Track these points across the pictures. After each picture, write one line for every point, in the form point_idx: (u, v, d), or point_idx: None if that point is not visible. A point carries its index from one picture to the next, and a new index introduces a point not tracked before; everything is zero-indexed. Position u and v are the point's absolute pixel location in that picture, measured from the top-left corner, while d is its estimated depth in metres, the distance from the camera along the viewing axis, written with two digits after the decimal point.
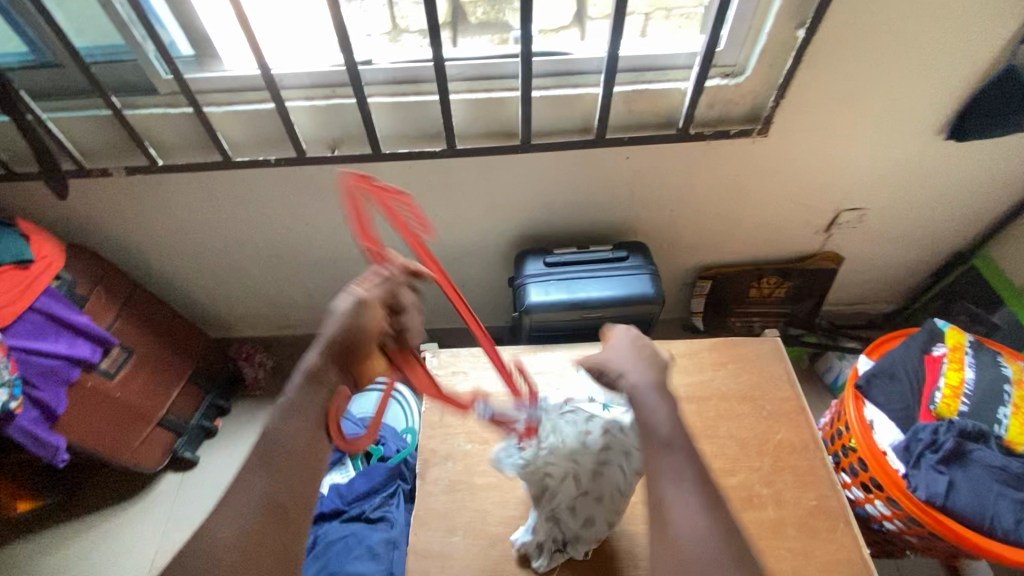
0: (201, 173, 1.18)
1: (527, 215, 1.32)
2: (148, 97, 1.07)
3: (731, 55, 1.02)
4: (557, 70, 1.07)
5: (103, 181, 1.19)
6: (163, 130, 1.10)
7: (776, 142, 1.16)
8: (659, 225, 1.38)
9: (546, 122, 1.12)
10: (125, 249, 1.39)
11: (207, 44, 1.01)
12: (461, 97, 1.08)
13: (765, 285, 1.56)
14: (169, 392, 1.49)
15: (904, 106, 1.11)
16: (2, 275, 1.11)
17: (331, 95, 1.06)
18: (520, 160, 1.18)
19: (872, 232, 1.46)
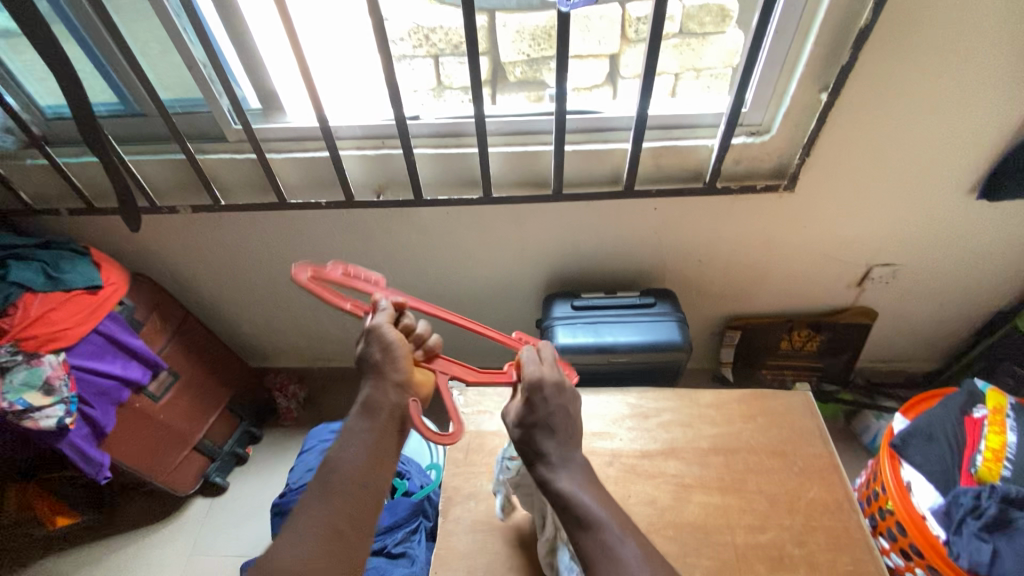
0: (258, 213, 1.29)
1: (557, 260, 1.37)
2: (218, 144, 1.19)
3: (756, 116, 1.07)
4: (589, 127, 1.14)
5: (171, 217, 1.31)
6: (229, 174, 1.22)
7: (803, 197, 1.19)
8: (688, 275, 1.41)
9: (577, 173, 1.19)
10: (182, 279, 1.50)
11: (274, 99, 1.13)
12: (498, 150, 1.16)
13: (796, 338, 1.54)
14: (207, 417, 1.55)
15: (932, 166, 1.13)
16: (73, 298, 1.21)
17: (380, 146, 1.16)
18: (552, 209, 1.24)
19: (907, 289, 1.45)
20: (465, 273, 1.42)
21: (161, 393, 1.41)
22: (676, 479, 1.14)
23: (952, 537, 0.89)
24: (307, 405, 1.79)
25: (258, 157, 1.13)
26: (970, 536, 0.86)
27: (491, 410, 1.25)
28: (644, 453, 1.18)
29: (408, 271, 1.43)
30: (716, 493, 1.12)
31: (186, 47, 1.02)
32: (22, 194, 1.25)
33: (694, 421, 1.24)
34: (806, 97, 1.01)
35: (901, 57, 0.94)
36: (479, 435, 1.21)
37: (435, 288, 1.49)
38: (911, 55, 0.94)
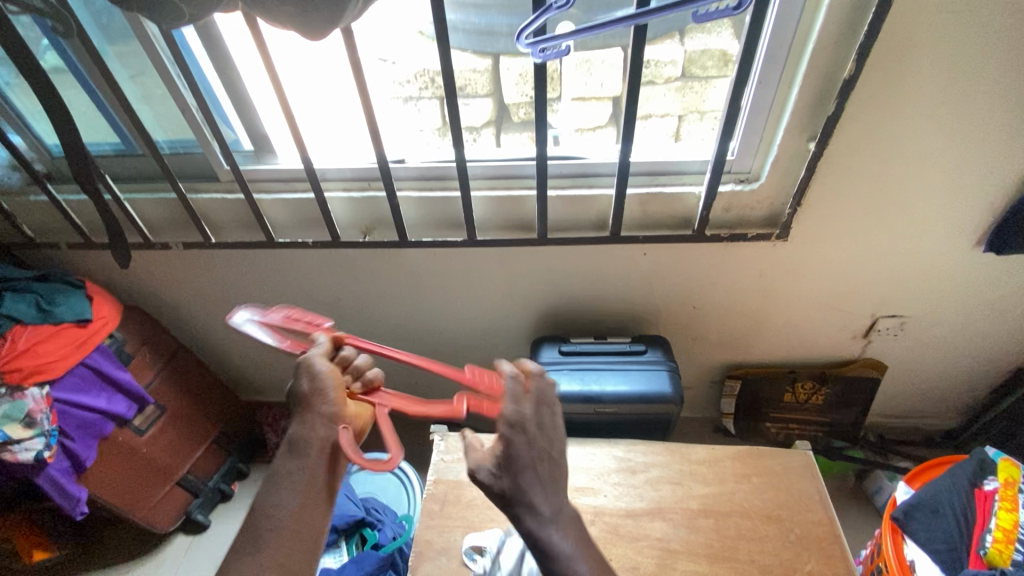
0: (248, 251, 1.30)
1: (545, 302, 1.35)
2: (210, 184, 1.21)
3: (744, 163, 1.04)
4: (574, 172, 1.13)
5: (164, 253, 1.33)
6: (220, 212, 1.24)
7: (798, 246, 1.15)
8: (682, 321, 1.36)
9: (563, 218, 1.17)
10: (175, 313, 1.51)
11: (265, 141, 1.15)
12: (483, 194, 1.15)
13: (800, 390, 1.46)
14: (192, 452, 1.54)
15: (934, 217, 1.08)
16: (63, 332, 1.23)
17: (366, 188, 1.17)
18: (537, 253, 1.22)
19: (916, 342, 1.37)
20: (453, 313, 1.41)
21: (146, 427, 1.41)
22: (661, 543, 1.07)
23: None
24: None
25: (246, 197, 1.15)
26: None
27: None
28: (629, 512, 1.12)
29: (396, 310, 1.42)
30: (703, 560, 1.04)
31: (179, 93, 1.05)
32: (25, 229, 1.30)
33: (684, 478, 1.17)
34: (794, 145, 0.98)
35: (892, 109, 0.91)
36: (457, 485, 1.16)
37: (424, 328, 1.47)
38: (901, 107, 0.91)
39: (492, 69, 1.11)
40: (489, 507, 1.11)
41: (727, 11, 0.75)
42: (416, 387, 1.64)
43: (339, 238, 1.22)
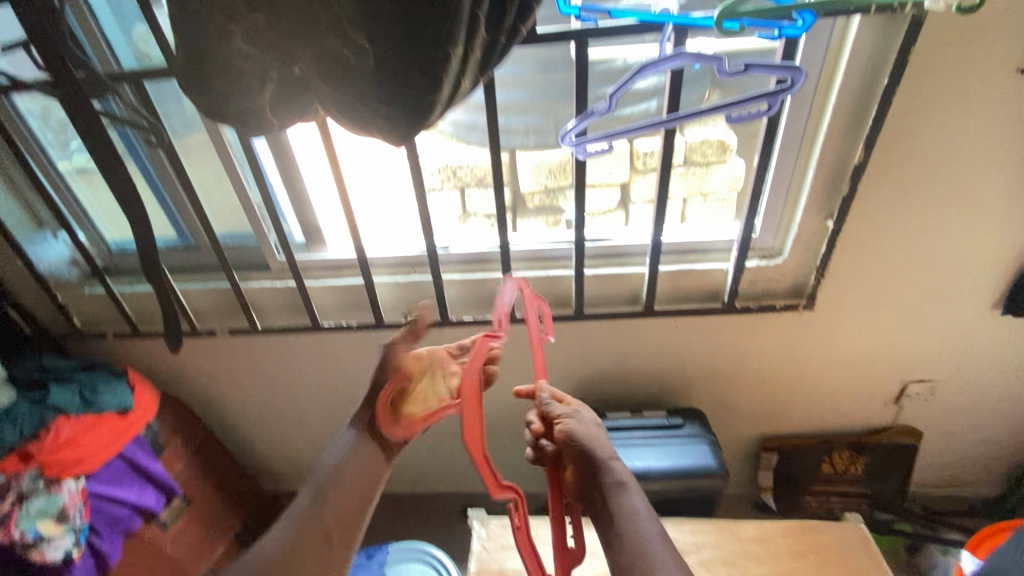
0: (290, 336, 1.34)
1: (581, 379, 1.36)
2: (262, 273, 1.29)
3: (767, 240, 1.13)
4: (607, 253, 1.20)
5: (207, 340, 1.37)
6: (268, 299, 1.30)
7: (824, 316, 1.20)
8: (715, 393, 1.38)
9: (598, 296, 1.24)
10: (208, 400, 1.52)
11: (317, 233, 1.23)
12: (522, 275, 1.22)
13: (839, 461, 1.45)
14: (215, 548, 1.45)
15: (949, 285, 1.15)
16: (104, 421, 1.23)
17: (411, 273, 1.24)
18: (573, 329, 1.27)
19: (948, 407, 1.39)
20: (487, 394, 1.41)
21: (172, 521, 1.35)
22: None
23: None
24: None
25: (298, 285, 1.21)
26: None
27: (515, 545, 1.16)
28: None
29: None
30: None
31: (245, 192, 1.15)
32: (74, 319, 1.34)
33: (739, 559, 1.13)
34: (812, 223, 1.07)
35: (906, 191, 0.99)
36: (502, 571, 1.13)
37: None
38: (915, 189, 0.99)
39: (511, 162, 1.17)
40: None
41: (760, 113, 0.84)
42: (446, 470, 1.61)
43: (382, 320, 1.27)
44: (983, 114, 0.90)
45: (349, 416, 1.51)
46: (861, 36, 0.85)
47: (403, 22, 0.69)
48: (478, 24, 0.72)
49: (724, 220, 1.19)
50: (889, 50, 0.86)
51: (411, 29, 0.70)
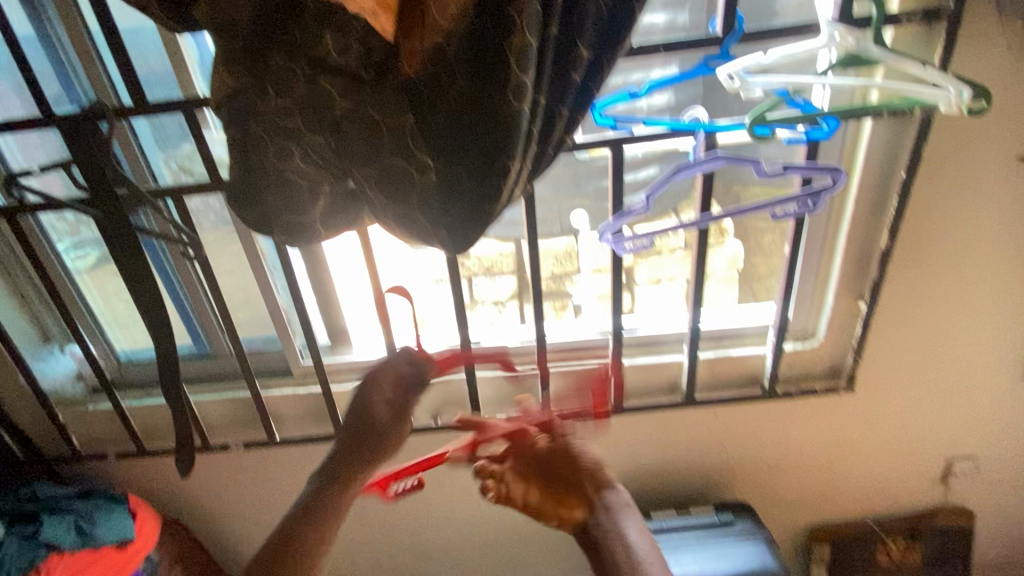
0: (311, 446, 1.25)
1: (620, 476, 1.29)
2: (283, 379, 1.24)
3: (800, 323, 1.14)
4: (641, 341, 1.19)
5: (220, 455, 1.27)
6: (289, 407, 1.23)
7: (864, 396, 1.19)
8: (759, 481, 1.31)
9: (635, 386, 1.21)
10: (212, 523, 1.38)
11: (345, 335, 1.21)
12: (558, 368, 1.20)
13: (895, 549, 1.36)
14: None
15: (982, 358, 1.15)
16: (99, 558, 1.10)
17: (442, 371, 1.20)
18: (611, 423, 1.22)
19: (998, 482, 1.34)
20: None
21: None
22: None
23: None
24: None
25: (324, 391, 1.16)
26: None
27: None
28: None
29: (458, 500, 1.32)
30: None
31: (275, 298, 1.14)
32: (74, 440, 1.24)
33: None
34: (845, 304, 1.09)
35: (930, 271, 1.03)
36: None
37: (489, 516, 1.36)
38: (938, 268, 1.03)
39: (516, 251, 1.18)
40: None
41: (801, 211, 0.87)
42: None
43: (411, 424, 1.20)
44: (994, 197, 0.96)
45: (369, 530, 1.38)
46: (876, 133, 0.91)
47: (460, 141, 0.73)
48: (532, 139, 0.76)
49: (724, 296, 1.19)
50: (901, 146, 0.92)
51: (468, 140, 0.74)
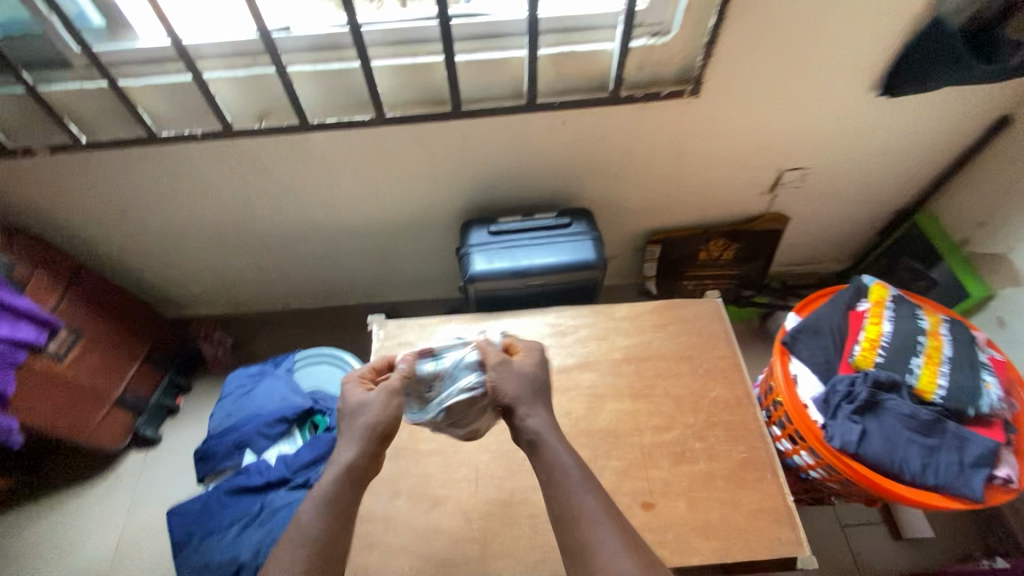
0: (126, 186, 1.08)
1: (428, 136, 1.04)
2: (60, 72, 0.87)
3: (655, 13, 0.88)
4: (397, 39, 0.88)
5: (69, 222, 1.16)
6: (89, 197, 1.10)
7: (706, 112, 1.04)
8: (611, 189, 1.22)
9: (474, 86, 0.96)
10: (111, 264, 1.29)
11: (114, 10, 0.81)
12: (220, 77, 0.88)
13: (713, 248, 1.37)
14: (125, 370, 1.28)
15: (838, 63, 0.97)
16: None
17: (114, 39, 0.85)
18: (452, 129, 1.02)
19: (819, 194, 1.29)
20: (361, 233, 1.27)
21: (66, 352, 1.14)
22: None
23: (828, 421, 0.85)
24: (238, 351, 1.50)
25: (106, 84, 0.84)
26: (843, 420, 0.83)
27: (416, 343, 1.09)
28: (584, 401, 1.02)
29: (299, 239, 1.29)
30: (679, 503, 0.91)
31: None
32: None
33: (610, 334, 1.10)
34: (660, 165, 1.16)
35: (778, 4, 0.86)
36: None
37: (319, 246, 1.32)
38: None
39: None
40: (440, 485, 0.94)
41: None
42: (344, 291, 1.49)
43: (157, 136, 0.94)
44: (829, 17, 0.89)
45: (218, 255, 1.32)
46: (690, 4, 0.85)
47: None
48: None
49: None
50: None
51: None
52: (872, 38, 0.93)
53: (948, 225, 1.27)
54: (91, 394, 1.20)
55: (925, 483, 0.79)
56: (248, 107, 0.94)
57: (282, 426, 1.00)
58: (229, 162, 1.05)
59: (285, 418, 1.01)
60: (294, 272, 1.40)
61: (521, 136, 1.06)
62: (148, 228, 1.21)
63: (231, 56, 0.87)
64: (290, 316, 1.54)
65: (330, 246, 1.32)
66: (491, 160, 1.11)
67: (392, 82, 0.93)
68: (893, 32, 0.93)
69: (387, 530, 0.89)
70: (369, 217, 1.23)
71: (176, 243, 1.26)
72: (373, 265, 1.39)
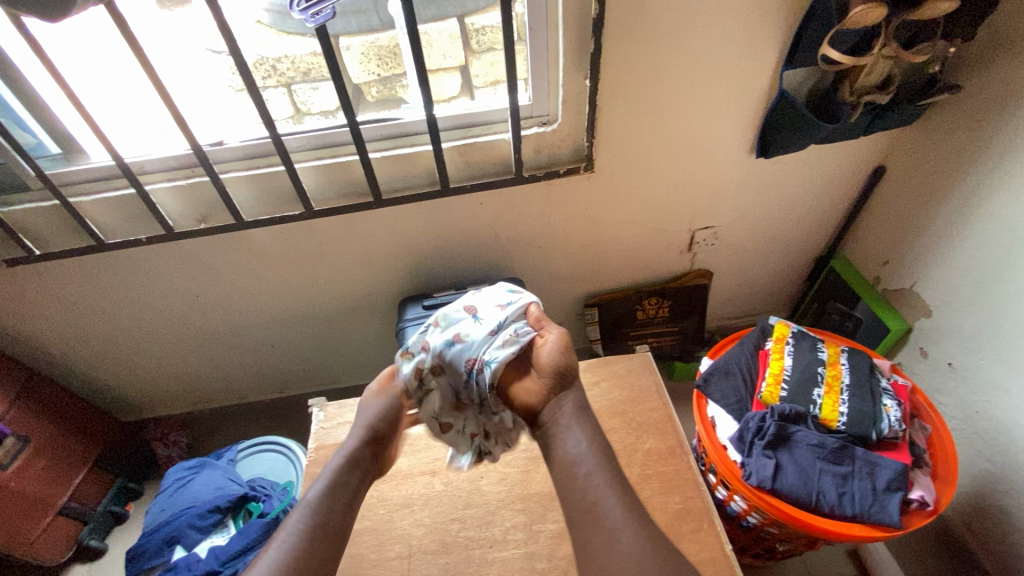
0: (79, 292, 1.16)
1: (357, 225, 1.14)
2: (18, 194, 0.99)
3: (541, 106, 1.04)
4: (319, 142, 1.03)
5: (25, 332, 1.22)
6: (45, 305, 1.17)
7: (606, 182, 1.16)
8: (538, 260, 1.31)
9: (394, 179, 1.09)
10: (67, 370, 1.34)
11: (71, 139, 0.96)
12: (160, 188, 1.00)
13: (648, 307, 1.44)
14: (73, 478, 1.27)
15: (712, 134, 1.11)
16: None
17: (68, 163, 0.98)
18: (379, 217, 1.13)
19: (735, 248, 1.38)
20: (309, 320, 1.34)
21: (10, 460, 1.14)
22: (526, 560, 0.87)
23: (745, 459, 0.85)
24: (193, 452, 1.49)
25: (57, 202, 0.95)
26: (758, 456, 0.84)
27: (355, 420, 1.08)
28: (519, 464, 0.99)
29: (250, 332, 1.35)
30: None
31: None
32: None
33: None
34: (578, 235, 1.26)
35: (642, 87, 1.01)
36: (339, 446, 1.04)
37: (270, 338, 1.37)
38: (630, 67, 0.97)
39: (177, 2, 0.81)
40: (373, 565, 0.89)
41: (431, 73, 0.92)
42: (298, 381, 1.52)
43: (104, 242, 1.04)
44: (688, 95, 1.04)
45: (174, 355, 1.37)
46: (565, 95, 1.01)
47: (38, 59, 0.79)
48: None
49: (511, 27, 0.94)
50: None
51: None
52: (732, 110, 1.07)
53: (861, 267, 1.36)
54: (32, 503, 1.18)
55: (844, 514, 0.78)
56: (189, 212, 1.05)
57: (215, 516, 1.00)
58: (173, 262, 1.13)
59: (220, 507, 1.00)
60: (248, 367, 1.45)
61: (443, 218, 1.16)
62: (103, 332, 1.27)
63: (172, 170, 1.00)
64: (247, 411, 1.56)
65: (280, 337, 1.38)
66: (419, 241, 1.20)
67: (318, 180, 1.06)
68: (749, 104, 1.07)
69: None
70: (315, 304, 1.31)
71: (130, 345, 1.32)
72: (324, 352, 1.44)
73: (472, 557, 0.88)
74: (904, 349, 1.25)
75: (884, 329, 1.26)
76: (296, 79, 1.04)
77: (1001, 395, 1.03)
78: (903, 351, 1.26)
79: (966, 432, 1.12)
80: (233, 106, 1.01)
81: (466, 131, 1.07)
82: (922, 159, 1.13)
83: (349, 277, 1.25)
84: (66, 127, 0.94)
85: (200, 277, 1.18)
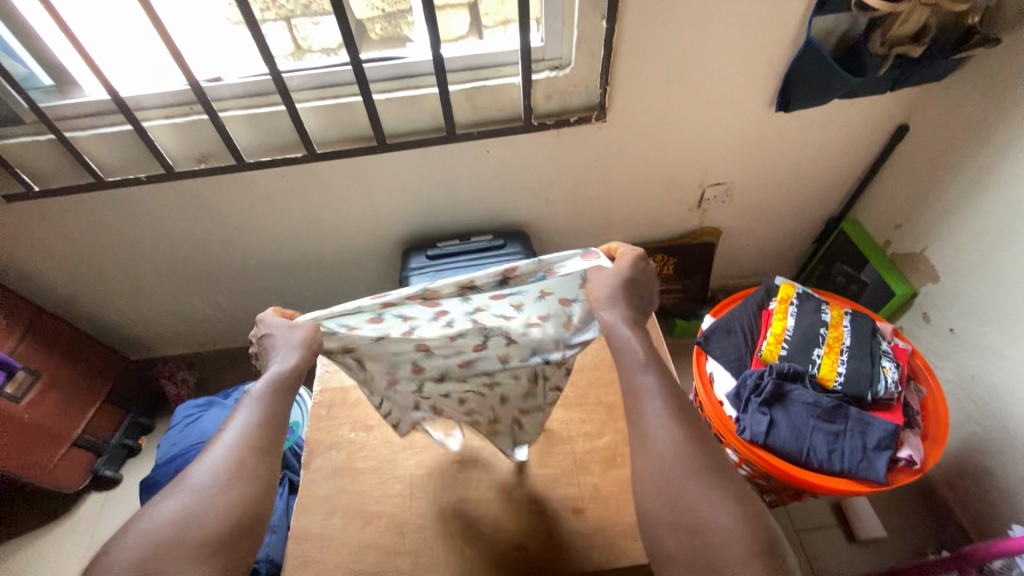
0: (81, 230, 1.15)
1: (360, 171, 1.12)
2: (11, 126, 0.96)
3: (554, 48, 0.99)
4: (319, 81, 0.99)
5: (29, 269, 1.22)
6: (47, 242, 1.17)
7: (617, 132, 1.12)
8: (544, 212, 1.29)
9: (398, 122, 1.06)
10: (73, 307, 1.35)
11: (63, 70, 0.92)
12: (158, 125, 0.97)
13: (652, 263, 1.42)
14: (85, 412, 1.31)
15: (731, 84, 1.06)
16: None
17: (62, 96, 0.94)
18: (383, 163, 1.11)
19: (746, 205, 1.35)
20: (312, 265, 1.34)
21: (22, 394, 1.17)
22: (523, 502, 0.91)
23: (740, 414, 0.87)
24: (201, 390, 1.53)
25: (54, 136, 0.93)
26: (753, 412, 0.85)
27: None
28: None
29: (253, 275, 1.35)
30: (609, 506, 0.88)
31: None
32: None
33: None
34: (585, 187, 1.24)
35: (661, 31, 0.95)
36: (344, 389, 1.07)
37: (273, 282, 1.38)
38: (650, 7, 0.91)
39: None
40: (376, 502, 0.92)
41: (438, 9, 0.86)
42: None
43: (103, 179, 1.02)
44: (709, 42, 0.98)
45: (178, 296, 1.38)
46: (580, 37, 0.96)
47: None
48: None
49: None
50: None
51: None
52: (755, 57, 1.02)
53: (871, 229, 1.34)
54: (46, 435, 1.22)
55: (833, 470, 0.81)
56: (188, 151, 1.02)
57: None
58: (173, 202, 1.12)
59: None
60: (252, 309, 1.46)
61: (447, 165, 1.13)
62: (107, 271, 1.27)
63: (170, 106, 0.96)
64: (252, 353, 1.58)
65: (284, 281, 1.38)
66: (423, 189, 1.18)
67: (321, 121, 1.03)
68: (774, 52, 1.01)
69: (322, 549, 0.87)
70: (318, 250, 1.30)
71: (134, 285, 1.32)
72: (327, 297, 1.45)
73: (471, 496, 0.92)
74: (906, 313, 1.25)
75: (889, 293, 1.25)
76: (296, 12, 0.97)
77: (1000, 362, 1.04)
78: (906, 314, 1.26)
79: (959, 396, 1.14)
80: (232, 40, 0.97)
81: (474, 73, 1.02)
82: (949, 118, 1.09)
83: (353, 223, 1.24)
84: (57, 57, 0.90)
85: (202, 219, 1.17)
